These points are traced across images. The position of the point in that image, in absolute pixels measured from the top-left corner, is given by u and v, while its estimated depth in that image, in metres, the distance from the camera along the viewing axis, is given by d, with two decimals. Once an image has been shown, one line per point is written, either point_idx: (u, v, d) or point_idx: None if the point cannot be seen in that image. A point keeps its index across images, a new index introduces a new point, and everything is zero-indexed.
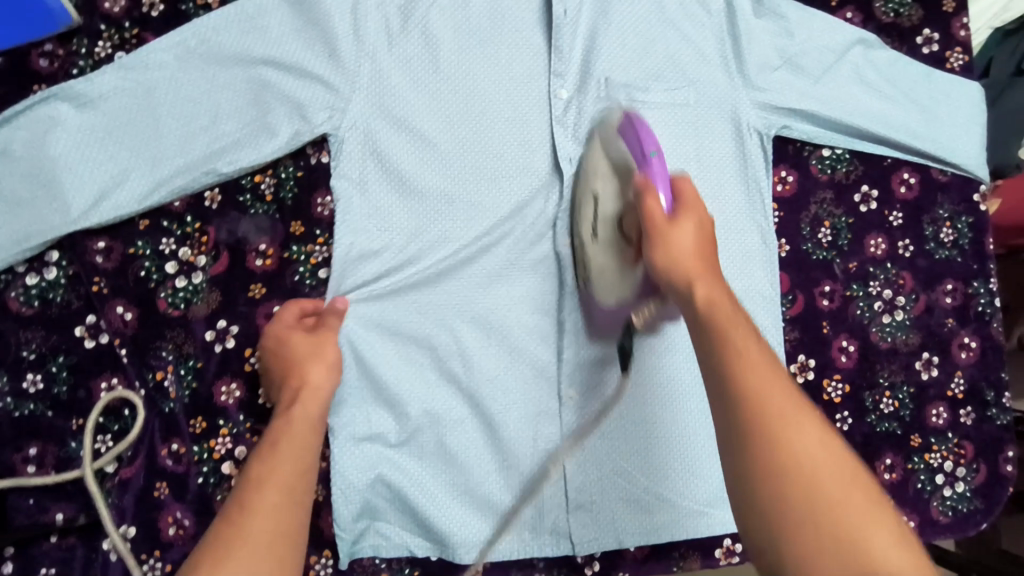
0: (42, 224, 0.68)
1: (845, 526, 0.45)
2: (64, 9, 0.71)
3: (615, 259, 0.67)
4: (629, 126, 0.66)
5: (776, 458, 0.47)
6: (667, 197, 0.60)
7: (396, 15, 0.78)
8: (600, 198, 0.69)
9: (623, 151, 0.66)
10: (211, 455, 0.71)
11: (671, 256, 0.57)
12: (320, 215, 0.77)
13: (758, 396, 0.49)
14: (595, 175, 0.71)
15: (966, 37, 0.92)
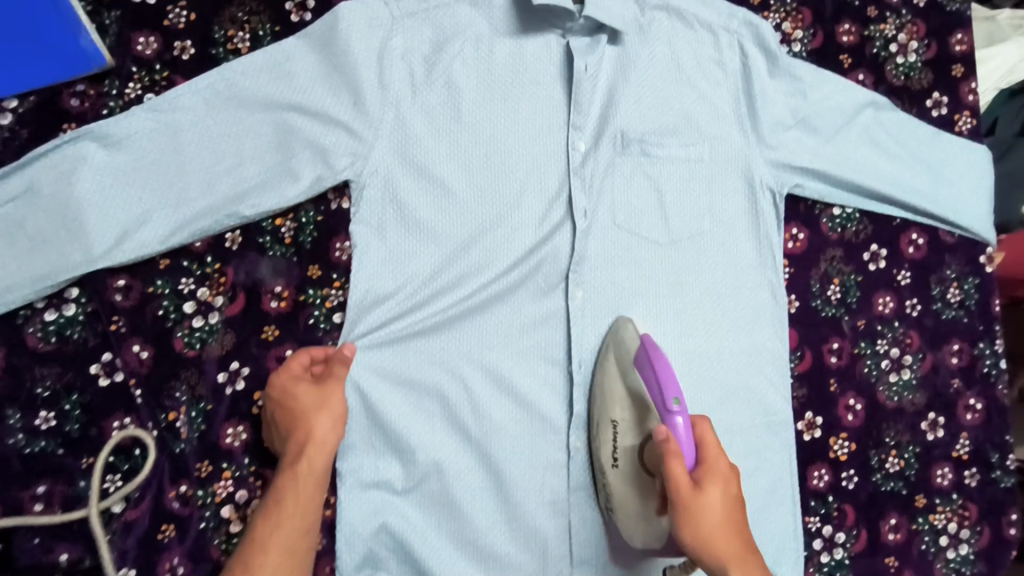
0: (65, 261, 0.69)
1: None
2: (97, 49, 0.72)
3: (639, 495, 0.72)
4: (643, 354, 0.71)
5: (715, 557, 0.62)
6: (690, 451, 0.65)
7: (419, 64, 0.80)
8: (622, 422, 0.74)
9: (644, 383, 0.72)
10: (212, 499, 0.72)
11: (689, 507, 0.63)
12: (337, 259, 0.78)
13: (718, 531, 0.63)
14: (614, 396, 0.75)
15: (972, 101, 0.94)
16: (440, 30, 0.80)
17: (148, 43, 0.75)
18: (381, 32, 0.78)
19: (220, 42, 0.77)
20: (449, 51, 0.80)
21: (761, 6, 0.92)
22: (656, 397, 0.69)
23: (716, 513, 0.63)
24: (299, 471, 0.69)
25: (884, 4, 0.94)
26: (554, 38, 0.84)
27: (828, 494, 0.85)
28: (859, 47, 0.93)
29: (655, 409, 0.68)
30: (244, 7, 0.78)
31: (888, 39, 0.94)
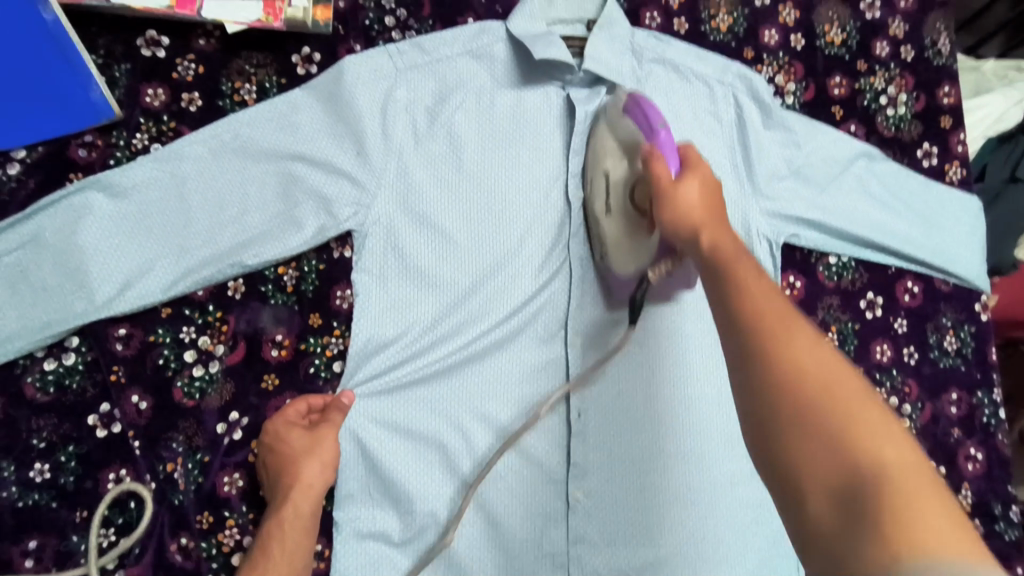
0: (67, 312, 0.69)
1: (843, 399, 0.44)
2: (106, 102, 0.73)
3: (628, 226, 0.72)
4: (638, 111, 0.72)
5: (766, 317, 0.48)
6: (674, 161, 0.64)
7: (423, 114, 0.81)
8: (612, 166, 0.75)
9: (632, 130, 0.73)
10: (219, 549, 0.70)
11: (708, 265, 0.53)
12: (338, 307, 0.78)
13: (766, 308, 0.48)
14: (603, 146, 0.78)
15: (962, 151, 0.97)
16: (443, 82, 0.82)
17: (157, 95, 0.77)
18: (386, 84, 0.79)
19: (227, 94, 0.79)
20: (452, 102, 0.82)
21: (754, 60, 0.95)
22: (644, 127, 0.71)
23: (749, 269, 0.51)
24: (285, 519, 0.69)
25: (873, 58, 0.97)
26: (554, 90, 0.86)
27: None
28: (850, 100, 0.96)
29: (643, 137, 0.69)
30: (252, 59, 0.80)
31: (878, 92, 0.96)
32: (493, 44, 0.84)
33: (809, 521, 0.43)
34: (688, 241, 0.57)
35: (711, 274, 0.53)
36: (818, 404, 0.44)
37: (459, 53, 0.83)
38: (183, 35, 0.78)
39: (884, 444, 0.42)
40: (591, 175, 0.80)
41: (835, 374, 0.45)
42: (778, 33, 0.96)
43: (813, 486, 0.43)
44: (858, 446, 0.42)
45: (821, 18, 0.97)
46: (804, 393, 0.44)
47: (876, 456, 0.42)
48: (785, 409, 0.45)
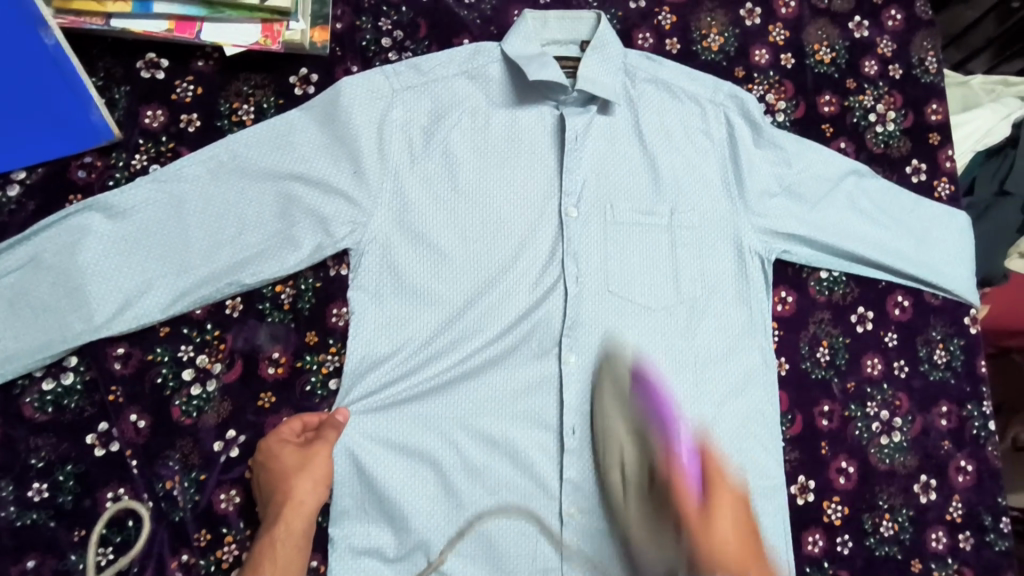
0: (66, 331, 0.70)
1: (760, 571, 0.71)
2: (106, 124, 0.74)
3: (649, 514, 0.77)
4: (640, 363, 0.81)
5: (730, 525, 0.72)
6: (695, 468, 0.76)
7: (418, 134, 0.82)
8: (629, 437, 0.78)
9: (636, 409, 0.78)
10: (219, 565, 0.71)
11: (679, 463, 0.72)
12: (334, 325, 0.79)
13: None
14: (613, 411, 0.80)
15: (950, 167, 0.98)
16: (439, 102, 0.83)
17: (156, 116, 0.78)
18: (382, 105, 0.81)
19: (226, 114, 0.80)
20: (447, 122, 0.83)
21: (745, 79, 0.96)
22: (657, 405, 0.79)
23: None
24: (276, 539, 0.68)
25: (862, 76, 0.99)
26: (548, 109, 0.87)
27: (823, 560, 0.85)
28: (840, 117, 0.97)
29: (657, 422, 0.77)
30: (250, 81, 0.81)
31: (867, 109, 0.98)
32: (488, 65, 0.85)
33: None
34: None
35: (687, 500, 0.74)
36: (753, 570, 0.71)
37: (455, 74, 0.84)
38: (182, 58, 0.80)
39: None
40: (605, 493, 0.79)
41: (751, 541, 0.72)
42: (768, 52, 0.97)
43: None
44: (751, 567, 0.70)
45: (811, 38, 0.99)
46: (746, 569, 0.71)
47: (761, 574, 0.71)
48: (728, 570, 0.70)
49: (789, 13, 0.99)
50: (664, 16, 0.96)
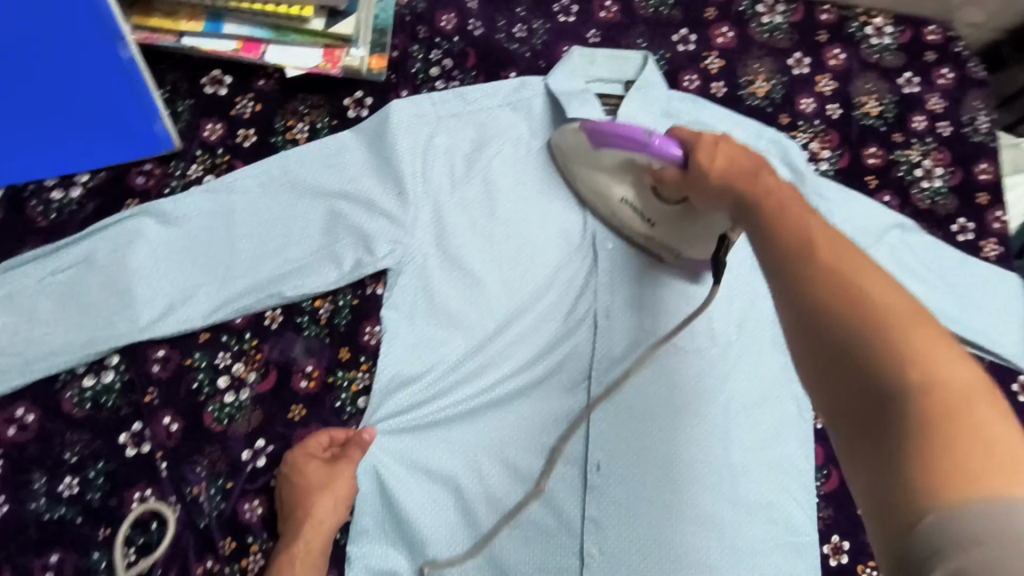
0: (111, 330, 0.72)
1: (855, 262, 0.47)
2: (167, 134, 0.77)
3: (681, 223, 0.77)
4: (596, 133, 0.77)
5: (734, 175, 0.59)
6: None
7: (461, 161, 0.84)
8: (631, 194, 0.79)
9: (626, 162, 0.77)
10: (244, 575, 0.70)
11: (700, 173, 0.63)
12: (366, 342, 0.80)
13: (722, 171, 0.61)
14: (603, 193, 0.82)
15: (998, 228, 0.96)
16: (484, 131, 0.85)
17: (215, 129, 0.81)
18: (429, 130, 0.83)
19: (281, 131, 0.83)
20: (491, 150, 0.85)
21: (790, 126, 0.97)
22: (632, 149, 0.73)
23: (715, 158, 0.63)
24: (296, 554, 0.69)
25: (909, 130, 0.99)
26: None
27: None
28: (885, 169, 0.97)
29: (636, 148, 0.72)
30: (307, 101, 0.84)
31: (913, 163, 0.97)
32: (533, 98, 0.87)
33: (858, 460, 0.43)
34: (717, 197, 0.61)
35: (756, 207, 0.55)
36: (821, 254, 0.48)
37: (501, 104, 0.86)
38: (246, 78, 0.83)
39: (893, 298, 0.45)
40: (654, 251, 0.83)
41: (836, 236, 0.49)
42: (814, 101, 0.98)
43: (876, 376, 0.42)
44: (863, 286, 0.45)
45: (858, 90, 0.99)
46: (816, 263, 0.47)
47: (882, 298, 0.44)
48: (819, 286, 0.46)
49: (838, 64, 1.00)
50: (711, 61, 0.98)
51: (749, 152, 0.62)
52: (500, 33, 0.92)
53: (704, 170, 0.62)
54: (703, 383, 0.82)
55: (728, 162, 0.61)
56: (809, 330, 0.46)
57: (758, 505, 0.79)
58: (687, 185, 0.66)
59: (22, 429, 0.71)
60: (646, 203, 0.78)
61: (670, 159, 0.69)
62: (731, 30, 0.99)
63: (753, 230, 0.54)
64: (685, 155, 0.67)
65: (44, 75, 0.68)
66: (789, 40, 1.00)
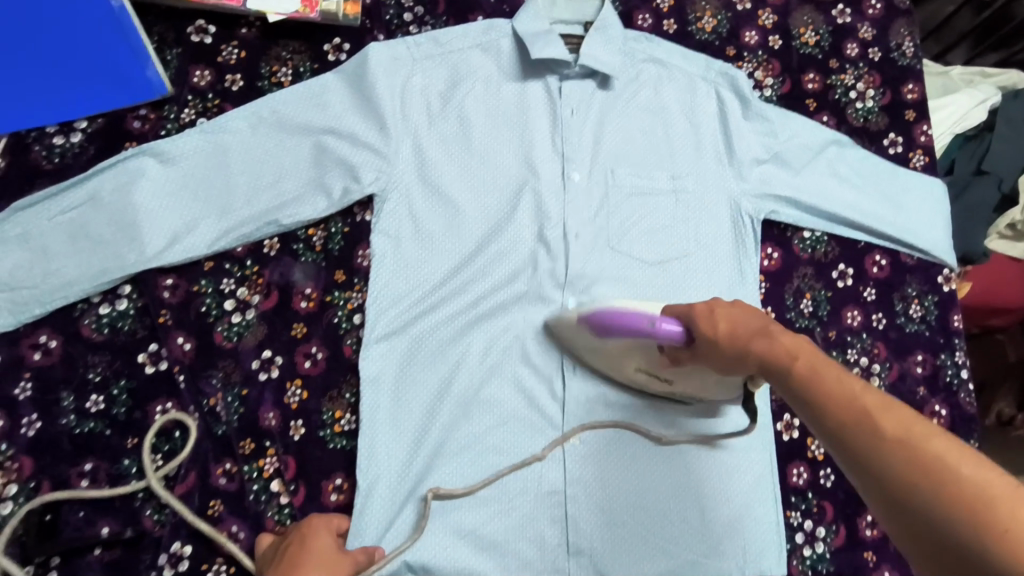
0: (121, 261, 0.78)
1: (887, 412, 0.50)
2: (160, 80, 0.84)
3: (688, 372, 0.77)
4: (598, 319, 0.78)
5: (744, 339, 0.62)
6: None
7: (436, 98, 0.92)
8: (642, 364, 0.79)
9: (632, 344, 0.77)
10: (261, 473, 0.79)
11: (715, 346, 0.64)
12: (359, 264, 0.88)
13: (723, 336, 0.63)
14: (619, 367, 0.83)
15: (924, 141, 1.07)
16: (455, 71, 0.93)
17: (203, 76, 0.88)
18: (404, 72, 0.90)
19: (266, 76, 0.90)
20: (462, 88, 0.93)
21: (735, 57, 1.05)
22: (635, 336, 0.74)
23: (723, 327, 0.63)
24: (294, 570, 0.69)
25: (844, 58, 1.08)
26: (551, 80, 0.97)
27: (807, 492, 0.91)
28: (823, 94, 1.06)
29: (638, 336, 0.73)
30: (289, 47, 0.91)
31: (848, 87, 1.07)
32: (500, 39, 0.95)
33: None
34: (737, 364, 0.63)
35: (791, 374, 0.57)
36: (857, 412, 0.51)
37: (470, 46, 0.94)
38: (228, 27, 0.90)
39: (962, 463, 0.46)
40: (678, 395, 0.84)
41: (877, 395, 0.52)
42: (757, 34, 1.06)
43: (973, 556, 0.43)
44: (901, 436, 0.49)
45: (797, 22, 1.08)
46: (865, 426, 0.51)
47: (938, 454, 0.47)
48: (866, 450, 0.50)
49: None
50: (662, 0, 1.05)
51: (744, 309, 0.64)
52: None
53: (710, 337, 0.64)
54: (666, 288, 0.93)
55: (729, 325, 0.63)
56: (891, 503, 0.48)
57: None
58: (700, 356, 0.68)
59: (47, 354, 0.78)
60: (653, 365, 0.78)
61: (676, 338, 0.69)
62: None
63: (790, 397, 0.57)
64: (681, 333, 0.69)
65: (57, 26, 0.80)
66: None
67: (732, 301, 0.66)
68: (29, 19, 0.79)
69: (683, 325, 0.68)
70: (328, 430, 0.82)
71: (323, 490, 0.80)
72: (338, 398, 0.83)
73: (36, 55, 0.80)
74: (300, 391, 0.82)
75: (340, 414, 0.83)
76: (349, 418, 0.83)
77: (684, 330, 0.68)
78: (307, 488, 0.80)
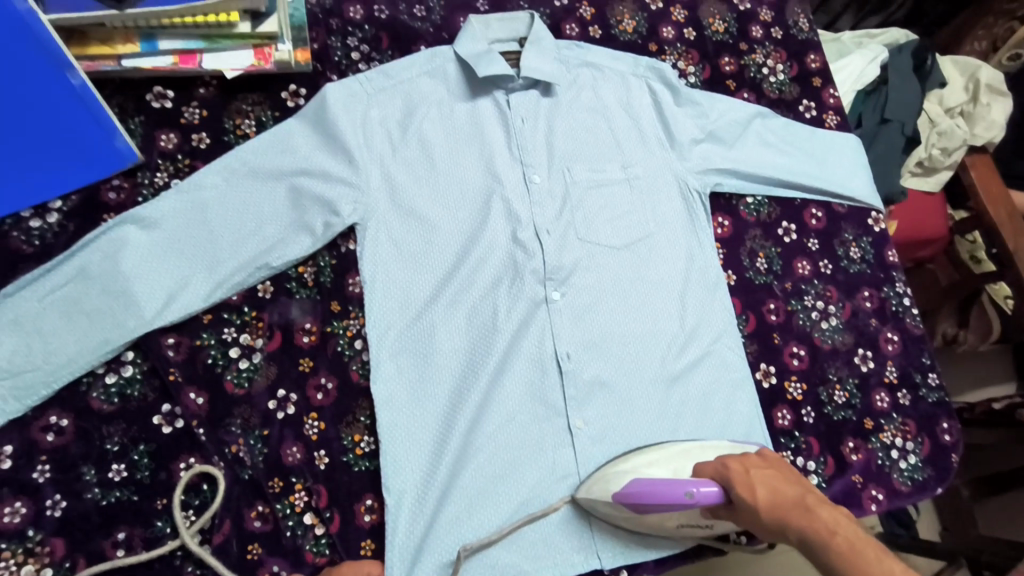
0: (122, 328, 0.80)
1: (877, 555, 0.64)
2: (130, 148, 0.86)
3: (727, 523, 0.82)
4: (631, 496, 0.81)
5: (780, 510, 0.73)
6: None
7: (395, 127, 0.98)
8: (684, 521, 0.83)
9: (675, 513, 0.81)
10: (293, 509, 0.82)
11: (745, 482, 0.76)
12: (352, 292, 0.92)
13: (753, 479, 0.76)
14: (659, 526, 0.85)
15: (834, 103, 1.20)
16: (408, 100, 0.99)
17: (169, 139, 0.91)
18: (362, 108, 0.96)
19: (230, 130, 0.94)
20: (418, 114, 0.99)
21: (658, 52, 1.15)
22: (674, 508, 0.80)
23: (760, 478, 0.76)
24: None
25: (751, 40, 1.20)
26: (499, 96, 1.04)
27: (793, 431, 1.00)
28: (740, 73, 1.17)
29: (678, 506, 0.79)
30: (248, 99, 0.95)
31: (760, 65, 1.19)
32: (445, 64, 1.02)
33: None
34: (773, 534, 0.74)
35: (806, 537, 0.70)
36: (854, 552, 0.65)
37: (419, 75, 1.01)
38: (185, 88, 0.94)
39: None
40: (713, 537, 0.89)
41: (876, 546, 0.65)
42: (673, 29, 1.17)
43: None
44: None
45: (705, 13, 1.19)
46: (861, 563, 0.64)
47: None
48: None
49: None
50: (584, 9, 1.14)
51: (778, 477, 0.76)
52: (401, 14, 1.05)
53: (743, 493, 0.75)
54: (637, 265, 1.01)
55: (766, 490, 0.75)
56: None
57: (693, 351, 0.98)
58: (734, 514, 0.78)
59: (60, 433, 0.79)
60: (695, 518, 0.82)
61: (716, 499, 0.78)
62: None
63: (809, 557, 0.69)
64: (719, 495, 0.77)
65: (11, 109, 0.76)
66: None
67: (767, 468, 0.78)
68: None
69: (723, 488, 0.78)
70: (351, 454, 0.85)
71: (355, 513, 0.83)
72: (355, 422, 0.86)
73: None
74: (317, 423, 0.85)
75: (359, 437, 0.86)
76: (368, 439, 0.86)
77: (722, 490, 0.77)
78: (341, 514, 0.82)
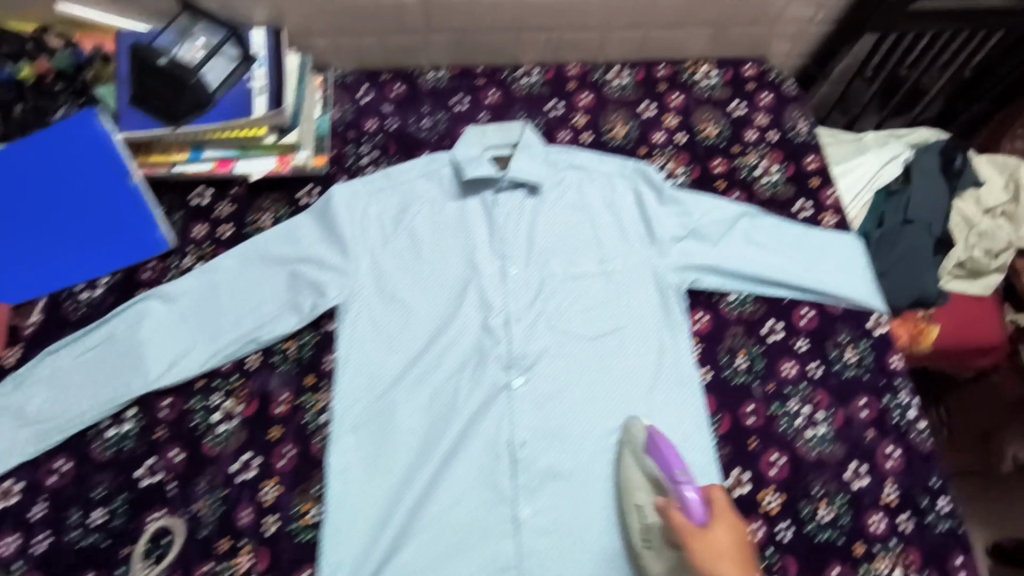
0: (127, 388, 0.96)
1: None
2: (165, 238, 1.06)
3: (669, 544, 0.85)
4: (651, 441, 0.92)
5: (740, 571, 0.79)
6: None
7: (390, 222, 1.10)
8: (644, 498, 0.91)
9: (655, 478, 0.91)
10: (234, 570, 0.90)
11: (726, 522, 0.82)
12: (328, 369, 1.02)
13: (732, 523, 0.82)
14: (628, 489, 0.93)
15: (832, 204, 1.19)
16: (405, 198, 1.12)
17: (201, 230, 1.10)
18: (363, 205, 1.10)
19: (251, 223, 1.11)
20: (412, 211, 1.11)
21: (648, 155, 1.22)
22: (668, 473, 0.88)
23: (732, 533, 0.81)
24: None
25: (745, 143, 1.23)
26: (487, 195, 1.15)
27: (766, 547, 0.93)
28: (731, 174, 1.20)
29: (667, 482, 0.87)
30: (269, 198, 1.13)
31: (753, 166, 1.21)
32: (441, 168, 1.14)
33: None
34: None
35: None
36: None
37: (416, 177, 1.13)
38: (222, 188, 1.13)
39: None
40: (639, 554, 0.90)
41: None
42: (664, 134, 1.24)
43: None
44: None
45: (698, 120, 1.25)
46: None
47: None
48: None
49: (678, 104, 1.26)
50: (578, 118, 1.24)
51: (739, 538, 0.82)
52: (410, 125, 1.21)
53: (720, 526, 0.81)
54: (605, 357, 1.03)
55: (735, 546, 0.80)
56: None
57: None
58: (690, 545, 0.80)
59: (61, 476, 0.94)
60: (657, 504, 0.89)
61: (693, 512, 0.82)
62: (590, 94, 1.26)
63: None
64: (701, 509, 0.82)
65: (87, 209, 1.03)
66: (636, 93, 1.27)
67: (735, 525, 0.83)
68: (66, 206, 1.03)
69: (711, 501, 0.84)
70: (297, 523, 0.93)
71: None
72: (307, 491, 0.95)
73: (74, 233, 1.04)
74: (273, 488, 0.94)
75: (307, 507, 0.94)
76: (315, 510, 0.94)
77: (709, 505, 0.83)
78: None
